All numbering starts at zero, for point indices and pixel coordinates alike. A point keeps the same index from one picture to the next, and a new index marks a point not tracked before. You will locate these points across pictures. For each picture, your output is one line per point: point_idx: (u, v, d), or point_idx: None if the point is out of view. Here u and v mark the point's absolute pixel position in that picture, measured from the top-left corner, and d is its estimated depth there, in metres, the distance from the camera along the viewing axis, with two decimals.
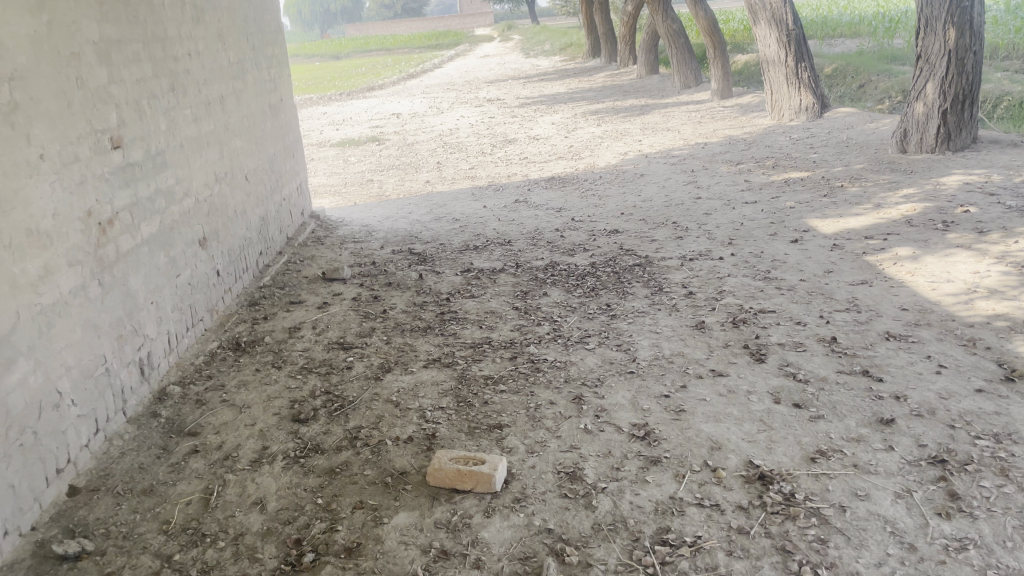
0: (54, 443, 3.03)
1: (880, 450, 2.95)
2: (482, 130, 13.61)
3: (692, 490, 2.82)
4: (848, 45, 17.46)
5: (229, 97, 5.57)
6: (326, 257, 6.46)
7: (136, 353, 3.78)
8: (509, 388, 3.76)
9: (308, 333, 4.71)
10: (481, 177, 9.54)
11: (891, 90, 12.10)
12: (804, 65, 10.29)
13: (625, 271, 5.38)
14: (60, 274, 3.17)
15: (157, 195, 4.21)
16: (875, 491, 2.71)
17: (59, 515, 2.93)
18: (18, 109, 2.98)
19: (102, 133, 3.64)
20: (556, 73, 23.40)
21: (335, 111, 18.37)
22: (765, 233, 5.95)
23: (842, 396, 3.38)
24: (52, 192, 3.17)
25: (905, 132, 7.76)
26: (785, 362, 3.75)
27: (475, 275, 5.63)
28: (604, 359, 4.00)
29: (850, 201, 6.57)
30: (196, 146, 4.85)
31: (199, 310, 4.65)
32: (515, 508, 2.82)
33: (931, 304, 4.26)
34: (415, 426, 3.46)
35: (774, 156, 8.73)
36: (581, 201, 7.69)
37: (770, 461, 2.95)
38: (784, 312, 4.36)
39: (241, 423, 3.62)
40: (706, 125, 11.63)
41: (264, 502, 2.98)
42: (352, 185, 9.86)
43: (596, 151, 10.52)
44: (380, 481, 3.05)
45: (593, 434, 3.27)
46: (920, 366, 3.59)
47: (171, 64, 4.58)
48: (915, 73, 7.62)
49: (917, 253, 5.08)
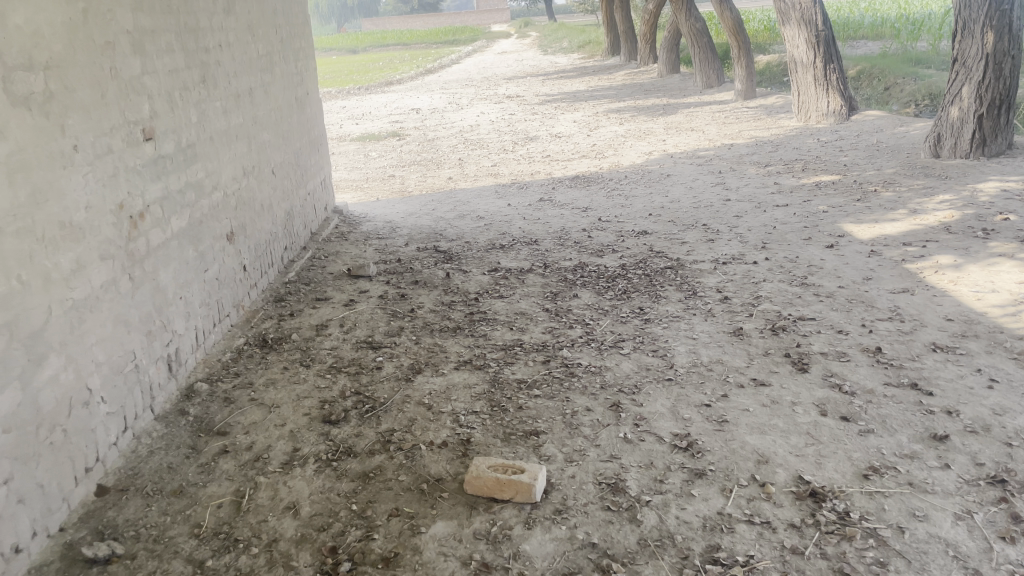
0: (83, 441, 2.96)
1: (935, 468, 2.85)
2: (503, 127, 13.51)
3: (740, 506, 2.73)
4: (871, 47, 17.26)
5: (257, 90, 5.50)
6: (351, 253, 6.39)
7: (164, 350, 3.71)
8: (544, 393, 3.67)
9: (335, 331, 4.63)
10: (504, 175, 9.44)
11: (918, 94, 11.94)
12: (833, 67, 10.13)
13: (657, 274, 5.28)
14: (92, 268, 3.10)
15: (186, 188, 4.14)
16: (933, 512, 2.61)
17: (88, 516, 2.86)
18: (53, 98, 2.91)
19: (135, 124, 3.57)
20: (575, 70, 23.23)
21: (354, 106, 18.30)
22: (799, 237, 5.84)
23: (892, 410, 3.27)
24: (86, 184, 3.10)
25: (939, 137, 7.58)
26: (829, 373, 3.64)
27: (503, 274, 5.53)
28: (640, 365, 3.90)
29: (884, 206, 6.44)
30: (225, 139, 4.77)
31: (226, 305, 4.59)
32: (557, 520, 2.73)
33: (978, 315, 4.14)
34: (449, 430, 3.38)
35: (803, 158, 8.60)
36: (607, 201, 7.59)
37: (821, 477, 2.85)
38: (824, 320, 4.25)
39: (270, 423, 3.54)
40: (731, 125, 11.50)
41: (297, 507, 2.90)
42: (374, 180, 9.78)
43: (620, 150, 10.41)
44: (416, 488, 2.97)
45: (633, 443, 3.18)
46: (971, 379, 3.47)
47: (202, 55, 4.51)
48: (951, 77, 7.47)
49: (959, 261, 4.96)
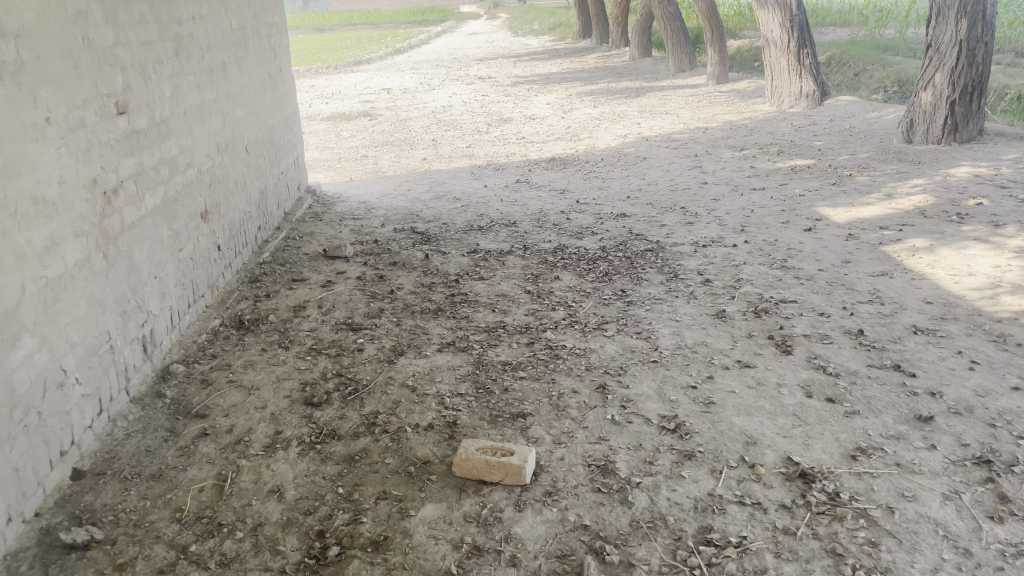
0: (58, 424, 2.87)
1: (921, 449, 2.87)
2: (476, 108, 13.39)
3: (731, 487, 2.73)
4: (839, 34, 17.41)
5: (231, 65, 5.36)
6: (326, 233, 6.29)
7: (139, 330, 3.61)
8: (530, 375, 3.64)
9: (314, 313, 4.55)
10: (479, 156, 9.36)
11: (887, 80, 12.05)
12: (806, 52, 10.17)
13: (637, 257, 5.26)
14: (66, 245, 3.00)
15: (160, 165, 4.02)
16: (922, 493, 2.63)
17: (64, 500, 2.78)
18: (25, 69, 2.79)
19: (108, 97, 3.46)
20: (547, 52, 23.14)
21: (323, 85, 18.01)
22: (777, 221, 5.86)
23: (877, 391, 3.29)
24: (59, 158, 2.99)
25: (912, 122, 7.68)
26: (813, 355, 3.66)
27: (482, 256, 5.47)
28: (624, 347, 3.88)
29: (860, 190, 6.49)
30: (198, 114, 4.64)
31: (201, 285, 4.48)
32: (548, 502, 2.70)
33: (956, 298, 4.19)
34: (435, 413, 3.33)
35: (778, 143, 8.63)
36: (584, 183, 7.56)
37: (810, 458, 2.86)
38: (805, 303, 4.27)
39: (251, 405, 3.47)
40: (704, 109, 11.52)
41: (282, 490, 2.84)
42: (347, 161, 9.65)
43: (595, 133, 10.37)
44: (403, 471, 2.92)
45: (621, 425, 3.16)
46: (952, 361, 3.51)
47: (175, 27, 4.37)
48: (924, 63, 7.51)
49: (934, 244, 5.01)
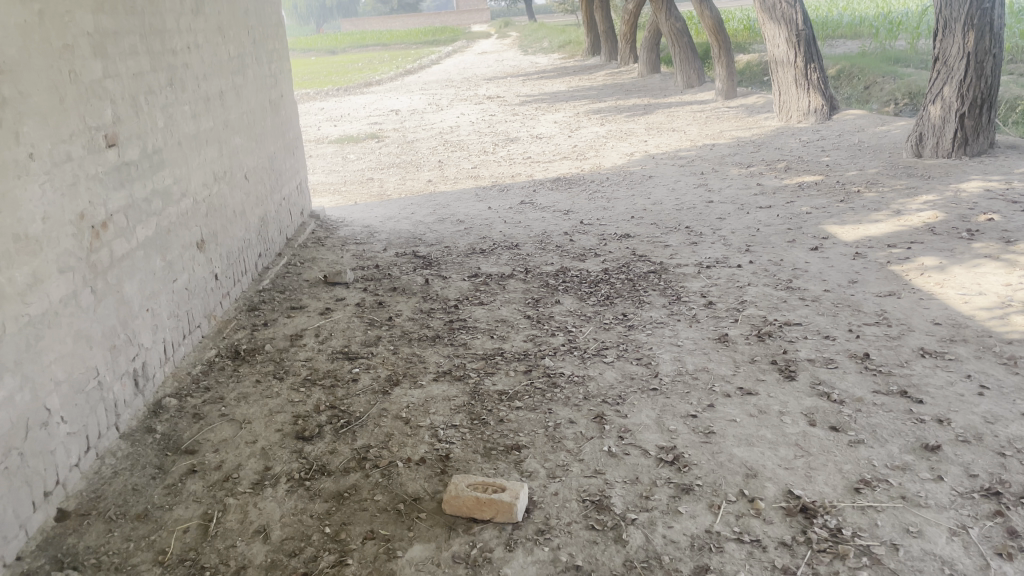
0: (41, 464, 2.82)
1: (927, 480, 2.76)
2: (484, 129, 13.38)
3: (729, 523, 2.63)
4: (849, 46, 17.30)
5: (229, 93, 5.35)
6: (328, 259, 6.25)
7: (130, 364, 3.57)
8: (525, 405, 3.55)
9: (310, 342, 4.50)
10: (485, 176, 9.33)
11: (898, 93, 11.93)
12: (814, 66, 10.08)
13: (640, 279, 5.19)
14: (50, 282, 2.96)
15: (153, 197, 3.99)
16: (927, 528, 2.52)
17: (46, 543, 2.72)
18: (7, 104, 2.76)
19: (97, 130, 3.43)
20: (556, 70, 23.17)
21: (333, 108, 18.11)
22: (783, 239, 5.77)
23: (882, 419, 3.19)
24: (42, 193, 2.96)
25: (921, 137, 7.56)
26: (817, 381, 3.55)
27: (483, 280, 5.41)
28: (624, 374, 3.80)
29: (868, 207, 6.38)
30: (194, 144, 4.63)
31: (196, 316, 4.44)
32: (540, 541, 2.62)
33: (965, 319, 4.08)
34: (427, 446, 3.26)
35: (785, 159, 8.54)
36: (589, 204, 7.49)
37: (811, 492, 2.76)
38: (811, 325, 4.17)
39: (241, 440, 3.41)
40: (711, 125, 11.45)
41: (267, 530, 2.77)
42: (352, 184, 9.63)
43: (601, 152, 10.30)
44: (392, 508, 2.85)
45: (618, 458, 3.07)
46: (961, 386, 3.40)
47: (169, 58, 4.36)
48: (932, 76, 7.44)
49: (943, 262, 4.90)
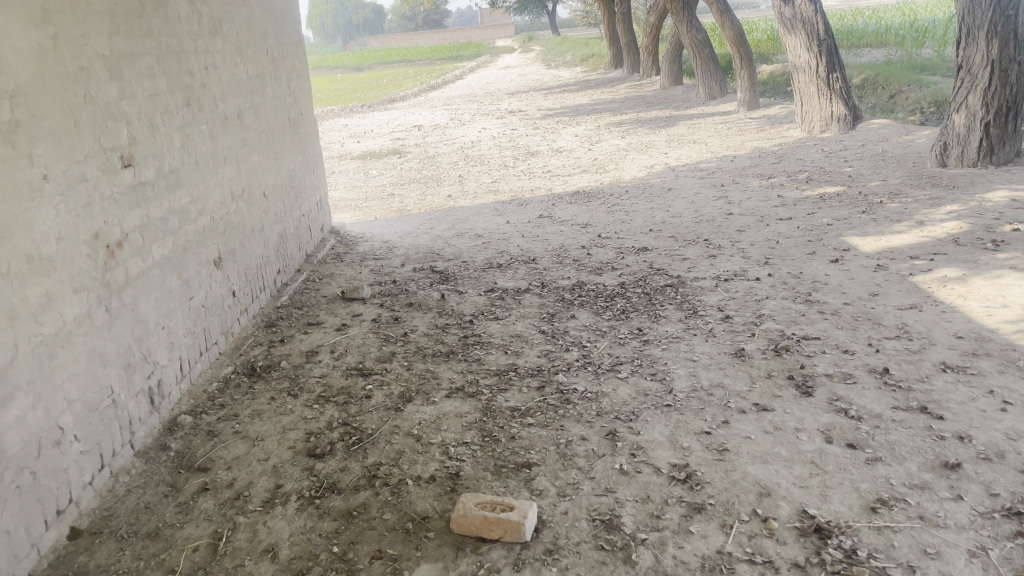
0: (54, 483, 2.84)
1: (947, 499, 2.69)
2: (505, 143, 13.41)
3: (741, 543, 2.58)
4: (875, 56, 17.13)
5: (247, 112, 5.41)
6: (346, 274, 6.28)
7: (145, 383, 3.60)
8: (538, 422, 3.53)
9: (326, 358, 4.51)
10: (504, 191, 9.34)
11: (923, 101, 11.78)
12: (836, 76, 9.98)
13: (656, 292, 5.14)
14: (64, 301, 3.00)
15: (169, 216, 4.03)
16: (945, 549, 2.46)
17: (59, 561, 2.74)
18: (20, 127, 2.80)
19: (112, 151, 3.48)
20: (579, 84, 23.18)
21: (356, 123, 18.26)
22: (803, 252, 5.70)
23: (901, 436, 3.12)
24: (56, 215, 3.00)
25: (945, 146, 7.38)
26: (834, 397, 3.49)
27: (499, 295, 5.40)
28: (638, 390, 3.76)
29: (891, 217, 6.29)
30: (211, 162, 4.67)
31: (213, 333, 4.47)
32: (548, 562, 2.59)
33: (989, 332, 3.99)
34: (438, 463, 3.24)
35: (807, 170, 8.44)
36: (607, 217, 7.46)
37: (826, 511, 2.70)
38: (829, 340, 4.10)
39: (254, 458, 3.42)
40: (733, 136, 11.37)
41: (276, 549, 2.76)
42: (373, 199, 9.68)
43: (620, 164, 10.27)
44: (400, 527, 2.83)
45: (629, 475, 3.04)
46: (983, 402, 3.32)
47: (186, 78, 4.42)
48: (955, 85, 7.35)
49: (966, 274, 4.81)
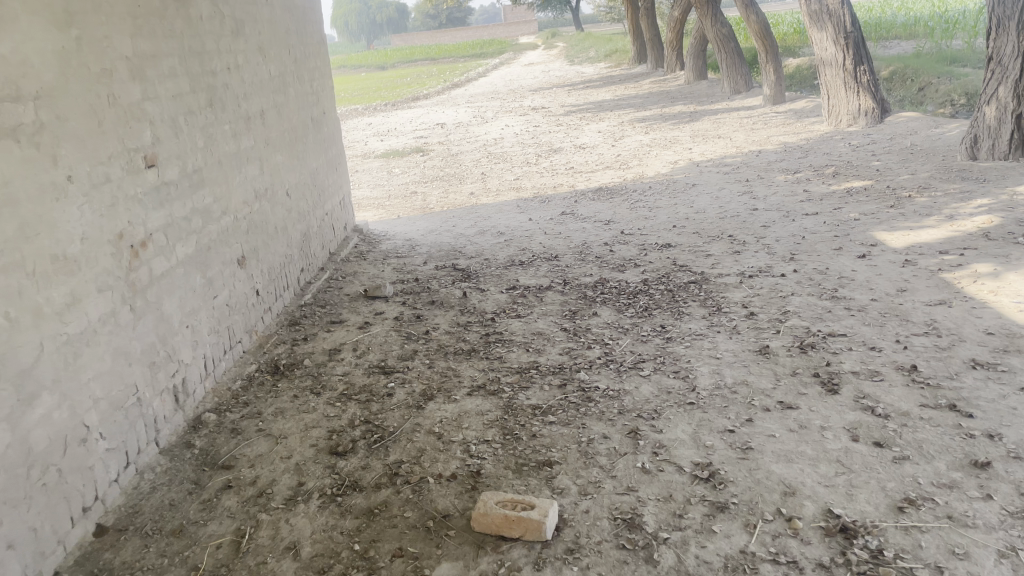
0: (80, 480, 2.87)
1: (976, 499, 2.64)
2: (528, 140, 13.37)
3: (765, 543, 2.55)
4: (904, 46, 16.85)
5: (270, 111, 5.44)
6: (369, 273, 6.29)
7: (169, 381, 3.63)
8: (559, 420, 3.51)
9: (348, 356, 4.52)
10: (527, 188, 9.32)
11: (954, 93, 11.58)
12: (863, 69, 9.84)
13: (680, 289, 5.10)
14: (88, 301, 3.03)
15: (193, 215, 4.06)
16: (974, 550, 2.41)
17: (84, 558, 2.77)
18: (45, 129, 2.83)
19: (136, 152, 3.51)
20: (603, 79, 23.08)
21: (380, 122, 18.31)
22: (829, 247, 5.62)
23: (929, 434, 3.06)
24: (81, 215, 3.03)
25: (976, 138, 7.27)
26: (861, 395, 3.44)
27: (521, 292, 5.39)
28: (660, 388, 3.73)
29: (919, 212, 6.18)
30: (234, 162, 4.70)
31: (237, 331, 4.50)
32: (568, 561, 2.57)
33: (1020, 328, 3.90)
34: (459, 462, 3.24)
35: (834, 164, 8.33)
36: (631, 214, 7.42)
37: (852, 510, 2.66)
38: (856, 337, 4.04)
39: (276, 455, 3.43)
40: (759, 131, 11.25)
41: (298, 547, 2.78)
42: (396, 198, 9.70)
43: (644, 160, 10.20)
44: (421, 525, 2.83)
45: (651, 474, 3.01)
46: (1014, 399, 3.25)
47: (209, 78, 4.44)
48: (985, 76, 7.21)
49: (997, 269, 4.71)
